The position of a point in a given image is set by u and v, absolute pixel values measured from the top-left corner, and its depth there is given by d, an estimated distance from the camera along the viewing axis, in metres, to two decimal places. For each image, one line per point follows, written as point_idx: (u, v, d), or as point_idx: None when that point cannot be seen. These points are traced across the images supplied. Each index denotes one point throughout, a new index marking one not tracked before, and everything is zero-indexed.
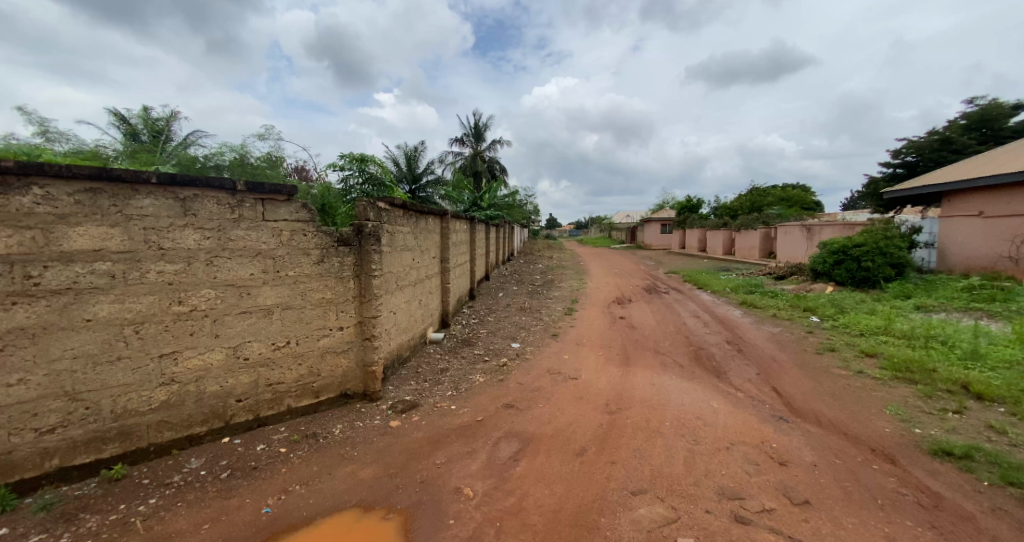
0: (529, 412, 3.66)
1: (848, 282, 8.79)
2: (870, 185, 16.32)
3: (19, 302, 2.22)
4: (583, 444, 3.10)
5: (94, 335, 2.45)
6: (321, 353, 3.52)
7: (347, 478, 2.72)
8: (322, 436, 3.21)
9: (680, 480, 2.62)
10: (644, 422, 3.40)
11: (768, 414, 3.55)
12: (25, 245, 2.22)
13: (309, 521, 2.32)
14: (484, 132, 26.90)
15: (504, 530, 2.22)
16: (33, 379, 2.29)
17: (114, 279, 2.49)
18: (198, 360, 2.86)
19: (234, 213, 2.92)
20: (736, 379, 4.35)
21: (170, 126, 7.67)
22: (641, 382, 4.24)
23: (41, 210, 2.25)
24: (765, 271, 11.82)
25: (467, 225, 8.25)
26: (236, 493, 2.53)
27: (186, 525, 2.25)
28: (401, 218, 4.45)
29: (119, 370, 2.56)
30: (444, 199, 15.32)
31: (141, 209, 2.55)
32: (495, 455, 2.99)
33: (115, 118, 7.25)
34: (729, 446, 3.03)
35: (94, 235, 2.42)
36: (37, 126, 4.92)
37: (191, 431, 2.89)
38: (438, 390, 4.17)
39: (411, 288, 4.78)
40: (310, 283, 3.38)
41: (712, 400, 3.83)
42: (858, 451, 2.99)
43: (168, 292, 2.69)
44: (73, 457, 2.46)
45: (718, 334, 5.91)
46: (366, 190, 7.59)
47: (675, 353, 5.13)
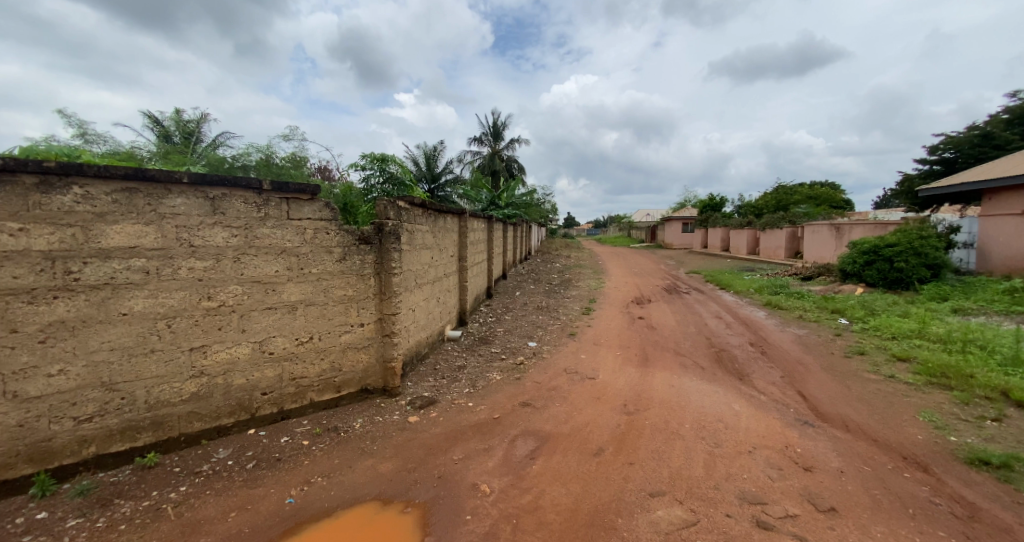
0: (547, 411, 3.65)
1: (879, 284, 8.47)
2: (904, 183, 15.64)
3: (60, 296, 2.34)
4: (601, 444, 3.08)
5: (130, 328, 2.57)
6: (343, 348, 3.59)
7: (366, 471, 2.77)
8: (343, 430, 3.28)
9: (700, 483, 2.57)
10: (663, 424, 3.35)
11: (793, 419, 3.45)
12: (66, 242, 2.33)
13: (330, 513, 2.37)
14: (502, 131, 26.93)
15: (520, 527, 2.23)
16: (73, 369, 2.41)
17: (148, 275, 2.59)
18: (226, 354, 2.95)
19: (260, 211, 3.00)
20: (759, 382, 4.24)
21: (200, 127, 7.99)
22: (660, 384, 4.18)
23: (80, 209, 2.36)
24: (790, 271, 11.49)
25: (485, 224, 8.29)
26: (261, 483, 2.61)
27: (214, 513, 2.33)
28: (420, 217, 4.50)
29: (153, 362, 2.67)
30: (463, 198, 15.43)
31: (173, 208, 2.65)
32: (512, 453, 3.00)
33: (150, 120, 7.63)
34: (751, 450, 2.95)
35: (129, 233, 2.52)
36: (77, 128, 5.21)
37: (219, 422, 2.99)
38: (455, 387, 4.20)
39: (429, 286, 4.82)
40: (332, 281, 3.45)
41: (734, 402, 3.75)
42: (887, 458, 2.88)
43: (198, 288, 2.78)
44: (109, 445, 2.58)
45: (741, 336, 5.76)
46: (386, 189, 7.72)
47: (696, 355, 5.04)
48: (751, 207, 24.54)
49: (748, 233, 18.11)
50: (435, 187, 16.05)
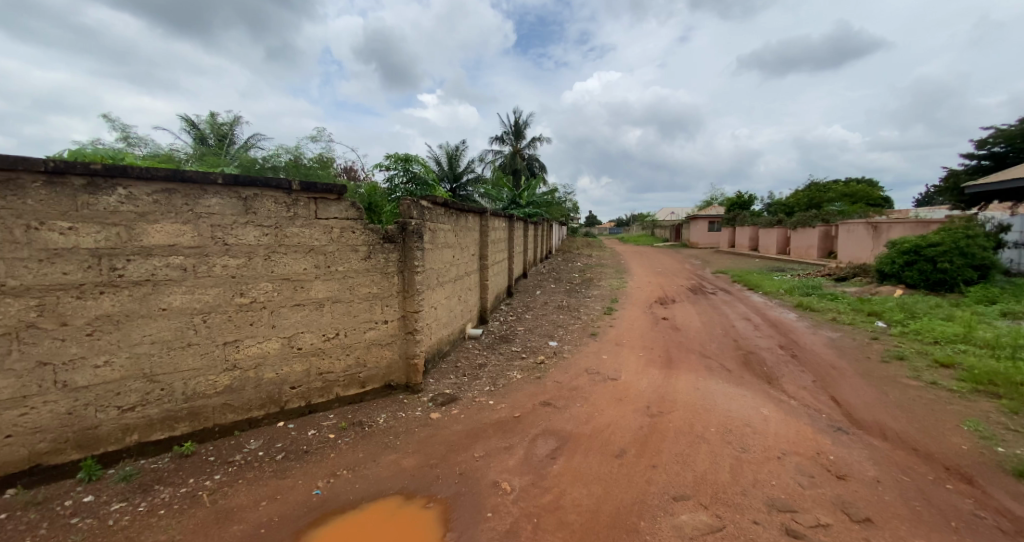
0: (568, 411, 3.63)
1: (920, 285, 8.06)
2: (950, 179, 14.78)
3: (106, 291, 2.47)
4: (623, 446, 3.04)
5: (169, 322, 2.69)
6: (368, 345, 3.67)
7: (390, 466, 2.83)
8: (367, 424, 3.35)
9: (726, 488, 2.51)
10: (688, 427, 3.28)
11: (826, 425, 3.32)
12: (112, 240, 2.46)
13: (355, 505, 2.42)
14: (523, 130, 26.90)
15: (542, 526, 2.22)
16: (117, 361, 2.55)
17: (186, 272, 2.71)
18: (257, 348, 3.06)
19: (290, 211, 3.09)
20: (788, 386, 4.10)
21: (233, 130, 8.31)
22: (685, 386, 4.09)
23: (124, 209, 2.49)
24: (823, 271, 11.06)
25: (506, 222, 8.30)
26: (291, 474, 2.70)
27: (246, 501, 2.42)
28: (442, 216, 4.54)
29: (190, 355, 2.79)
30: (484, 197, 15.50)
31: (208, 207, 2.75)
32: (532, 452, 3.00)
33: (187, 123, 7.99)
34: (781, 456, 2.86)
35: (169, 232, 2.64)
36: (121, 132, 5.50)
37: (250, 415, 3.10)
38: (476, 384, 4.23)
39: (451, 284, 4.87)
40: (357, 278, 3.52)
41: (762, 406, 3.64)
42: (928, 469, 2.73)
43: (231, 284, 2.89)
44: (150, 433, 2.71)
45: (769, 338, 5.58)
46: (409, 188, 7.83)
47: (722, 357, 4.91)
48: (782, 205, 23.69)
49: (778, 232, 17.52)
50: (457, 186, 16.19)
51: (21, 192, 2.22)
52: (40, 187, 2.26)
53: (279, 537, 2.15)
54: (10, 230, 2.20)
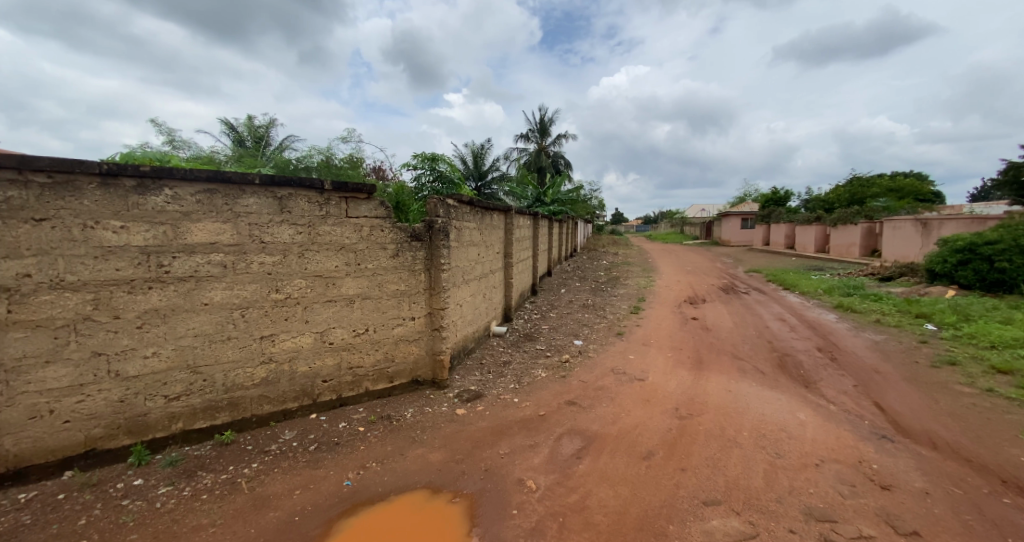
0: (593, 411, 3.59)
1: (976, 286, 7.54)
2: (1010, 171, 13.70)
3: (153, 286, 2.62)
4: (650, 448, 2.98)
5: (211, 317, 2.82)
6: (396, 340, 3.74)
7: (417, 460, 2.87)
8: (395, 418, 3.42)
9: (759, 495, 2.42)
10: (718, 430, 3.19)
11: (868, 432, 3.16)
12: (159, 238, 2.60)
13: (384, 497, 2.48)
14: (548, 127, 26.76)
15: (567, 526, 2.21)
16: (164, 352, 2.69)
17: (226, 268, 2.83)
18: (291, 343, 3.17)
19: (322, 210, 3.18)
20: (827, 390, 3.92)
21: (268, 132, 8.68)
22: (716, 388, 3.98)
23: (171, 208, 2.63)
24: (865, 271, 10.51)
25: (531, 221, 8.29)
26: (323, 464, 2.78)
27: (282, 489, 2.52)
28: (468, 214, 4.57)
29: (230, 348, 2.91)
30: (509, 195, 15.54)
31: (247, 207, 2.87)
32: (558, 451, 2.98)
33: (227, 126, 8.41)
34: (818, 463, 2.74)
35: (210, 230, 2.76)
36: (167, 135, 5.85)
37: (285, 406, 3.22)
38: (501, 382, 4.25)
39: (476, 282, 4.90)
40: (386, 275, 3.60)
41: (797, 411, 3.50)
42: (982, 482, 2.55)
43: (268, 281, 3.01)
44: (193, 421, 2.86)
45: (806, 340, 5.35)
46: (436, 187, 7.96)
47: (755, 359, 4.75)
48: (821, 201, 22.63)
49: (817, 230, 16.79)
50: (482, 185, 16.30)
51: (78, 193, 2.37)
52: (95, 189, 2.41)
53: (312, 526, 2.22)
54: (69, 229, 2.35)
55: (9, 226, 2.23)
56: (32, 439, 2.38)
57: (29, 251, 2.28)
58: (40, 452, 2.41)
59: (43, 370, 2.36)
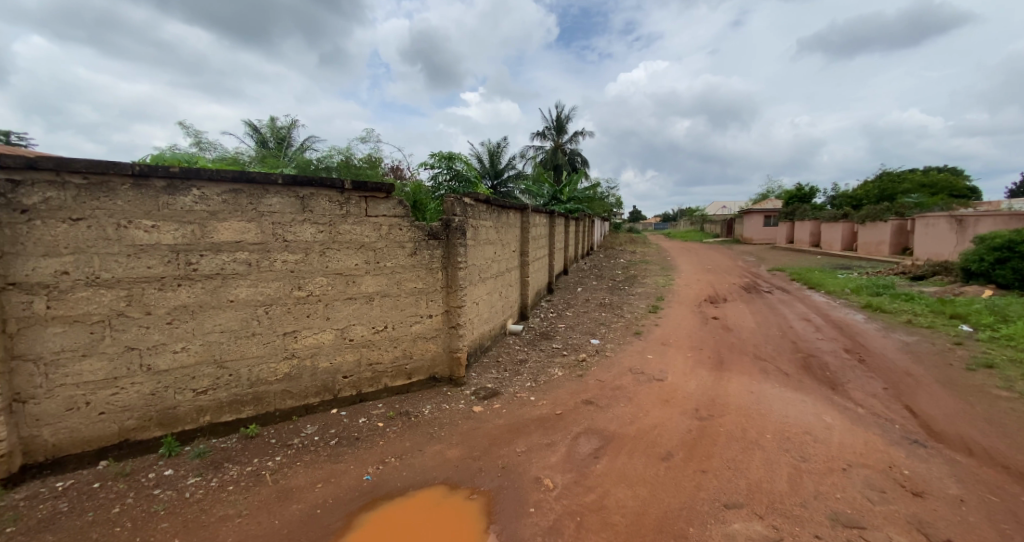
0: (611, 410, 3.56)
1: (1015, 285, 7.20)
2: None
3: (182, 283, 2.70)
4: (670, 449, 2.94)
5: (237, 313, 2.90)
6: (414, 337, 3.79)
7: (435, 456, 2.90)
8: (413, 414, 3.46)
9: (783, 499, 2.37)
10: (740, 432, 3.12)
11: (899, 437, 3.05)
12: (188, 237, 2.69)
13: (403, 492, 2.51)
14: (564, 124, 26.60)
15: (585, 525, 2.20)
16: (192, 347, 2.78)
17: (250, 266, 2.91)
18: (313, 339, 3.24)
19: (342, 209, 3.23)
20: (854, 393, 3.80)
21: (290, 133, 8.90)
22: (737, 389, 3.90)
23: (198, 208, 2.71)
24: (895, 269, 10.14)
25: (547, 219, 8.27)
26: (343, 459, 2.83)
27: (304, 482, 2.58)
28: (484, 212, 4.58)
29: (254, 344, 2.99)
30: (525, 193, 15.55)
31: (270, 206, 2.93)
32: (575, 450, 2.97)
33: (251, 128, 8.66)
34: (845, 468, 2.66)
35: (236, 229, 2.84)
36: (194, 137, 6.07)
37: (307, 401, 3.29)
38: (518, 380, 4.25)
39: (492, 280, 4.92)
40: (404, 274, 3.64)
41: (823, 413, 3.41)
42: (1022, 490, 2.44)
43: (290, 279, 3.08)
44: (220, 415, 2.94)
45: (832, 341, 5.19)
46: (452, 186, 8.02)
47: (779, 360, 4.64)
48: (849, 197, 21.91)
49: (843, 227, 16.29)
50: (498, 183, 16.33)
51: (112, 194, 2.46)
52: (128, 189, 2.50)
53: (334, 518, 2.27)
54: (104, 228, 2.45)
55: (48, 225, 2.33)
56: (70, 430, 2.49)
57: (67, 249, 2.38)
58: (77, 442, 2.52)
59: (80, 363, 2.47)
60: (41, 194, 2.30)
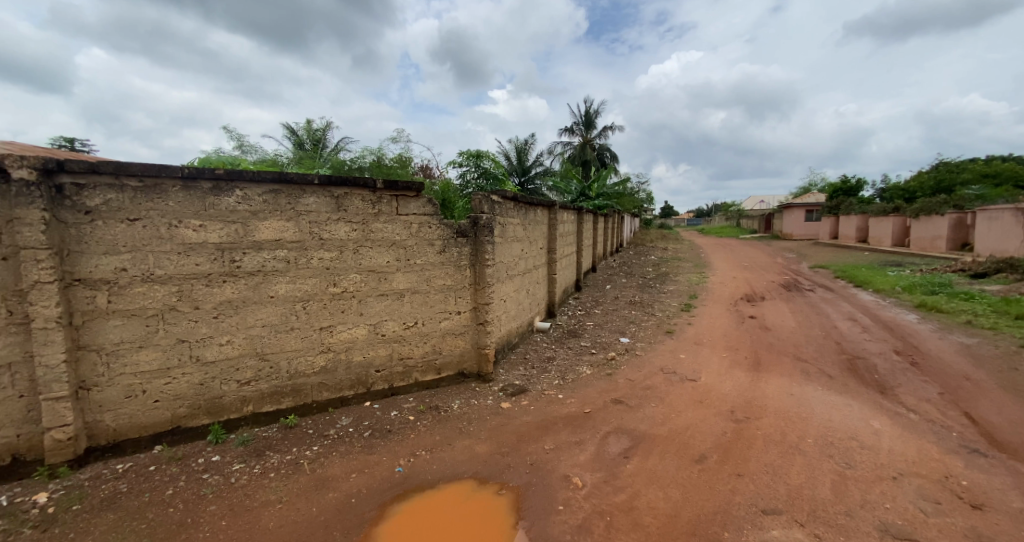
0: (641, 411, 3.50)
1: None
2: None
3: (227, 280, 2.85)
4: (703, 451, 2.86)
5: (277, 308, 3.03)
6: (443, 334, 3.85)
7: (464, 450, 2.94)
8: (443, 409, 3.51)
9: (826, 507, 2.26)
10: (779, 436, 3.00)
11: (956, 445, 2.84)
12: (232, 235, 2.83)
13: (433, 485, 2.56)
14: (592, 120, 26.25)
15: (615, 526, 2.18)
16: (236, 340, 2.93)
17: (289, 263, 3.03)
18: (347, 334, 3.34)
19: (375, 208, 3.32)
20: (905, 398, 3.57)
21: (325, 135, 9.24)
22: (775, 391, 3.75)
23: (241, 208, 2.84)
24: (954, 266, 9.42)
25: (575, 216, 8.20)
26: (376, 450, 2.91)
27: (340, 472, 2.67)
28: (512, 210, 4.60)
29: (293, 338, 3.12)
30: (552, 190, 15.48)
31: (307, 206, 3.04)
32: (605, 449, 2.94)
33: (289, 131, 9.05)
34: (896, 476, 2.51)
35: (275, 228, 2.96)
36: (237, 141, 6.42)
37: (342, 394, 3.41)
38: (545, 377, 4.24)
39: (519, 277, 4.93)
40: (434, 271, 3.70)
41: (869, 418, 3.22)
42: None
43: (326, 275, 3.19)
44: (262, 405, 3.09)
45: (881, 343, 4.89)
46: (480, 184, 8.08)
47: (821, 361, 4.42)
48: (900, 189, 20.53)
49: (894, 221, 15.32)
50: (525, 180, 16.32)
51: (164, 195, 2.62)
52: (178, 191, 2.65)
53: (368, 508, 2.34)
54: (157, 228, 2.61)
55: (108, 225, 2.50)
56: (128, 416, 2.68)
57: (125, 247, 2.55)
58: (135, 427, 2.71)
59: (137, 354, 2.65)
60: (102, 196, 2.47)
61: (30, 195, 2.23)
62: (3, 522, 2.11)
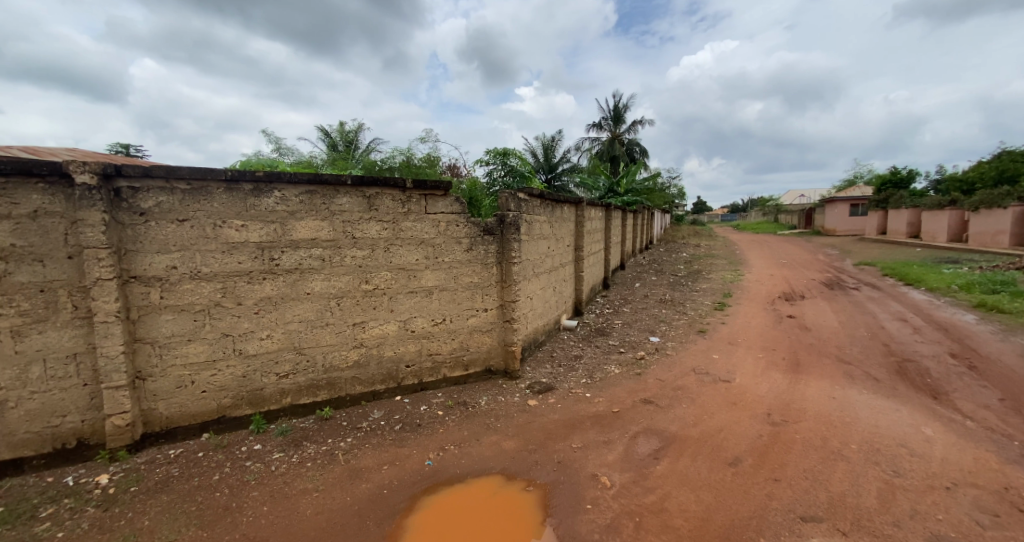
0: (672, 411, 3.43)
1: None
2: None
3: (267, 277, 2.99)
4: (737, 455, 2.77)
5: (313, 304, 3.15)
6: (470, 330, 3.89)
7: (492, 446, 2.97)
8: (470, 405, 3.56)
9: (871, 516, 2.14)
10: (820, 441, 2.87)
11: (1019, 455, 2.63)
12: (271, 235, 2.96)
13: (462, 479, 2.60)
14: (620, 114, 25.77)
15: (644, 527, 2.15)
16: (275, 335, 3.07)
17: (324, 261, 3.14)
18: (378, 330, 3.44)
19: (404, 207, 3.39)
20: (962, 404, 3.34)
21: (357, 136, 9.51)
22: (816, 393, 3.59)
23: (280, 208, 2.96)
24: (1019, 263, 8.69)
25: (603, 212, 8.10)
26: (407, 444, 2.99)
27: (372, 464, 2.75)
28: (538, 208, 4.59)
29: (328, 333, 3.24)
30: (579, 187, 15.33)
31: (341, 206, 3.14)
32: (634, 450, 2.90)
33: (324, 133, 9.38)
34: (949, 486, 2.35)
35: (311, 228, 3.07)
36: (275, 144, 6.72)
37: (374, 388, 3.51)
38: (573, 376, 4.22)
39: (546, 275, 4.92)
40: (461, 268, 3.75)
41: (919, 425, 3.03)
42: None
43: (359, 273, 3.28)
44: (299, 397, 3.23)
45: (935, 345, 4.58)
46: (507, 181, 8.11)
47: (866, 363, 4.19)
48: (957, 181, 19.11)
49: (949, 217, 14.35)
50: (552, 177, 16.27)
51: (210, 197, 2.77)
52: (222, 193, 2.79)
53: (399, 499, 2.40)
54: (203, 228, 2.76)
55: (160, 225, 2.67)
56: (179, 404, 2.86)
57: (175, 246, 2.71)
58: (185, 415, 2.89)
59: (186, 346, 2.81)
60: (155, 198, 2.63)
61: (91, 198, 2.40)
62: (70, 500, 2.30)
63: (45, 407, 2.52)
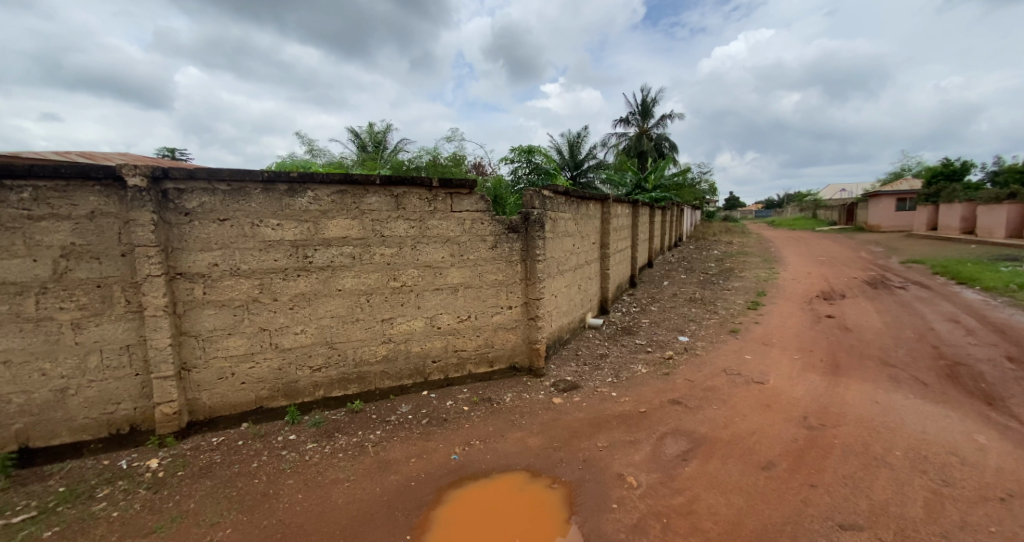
0: (701, 412, 3.35)
1: None
2: None
3: (301, 274, 3.10)
4: (771, 458, 2.68)
5: (344, 300, 3.25)
6: (495, 327, 3.92)
7: (517, 443, 2.99)
8: (495, 401, 3.59)
9: (916, 526, 2.03)
10: (860, 447, 2.74)
11: None
12: (304, 233, 3.07)
13: (487, 474, 2.63)
14: (647, 109, 25.21)
15: (672, 528, 2.11)
16: (309, 330, 3.18)
17: (354, 259, 3.23)
18: (406, 326, 3.51)
19: (431, 205, 3.44)
20: (1020, 411, 3.10)
21: (386, 136, 9.71)
22: (856, 397, 3.42)
23: (313, 207, 3.07)
24: None
25: (630, 209, 7.96)
26: (434, 438, 3.04)
27: (400, 456, 2.82)
28: (563, 205, 4.56)
29: (358, 328, 3.34)
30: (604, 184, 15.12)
31: (370, 205, 3.22)
32: (661, 450, 2.85)
33: (354, 134, 9.64)
34: (1004, 498, 2.20)
35: (342, 226, 3.17)
36: (308, 147, 6.95)
37: (402, 382, 3.59)
38: (598, 374, 4.19)
39: (571, 272, 4.89)
40: (486, 266, 3.77)
41: (972, 432, 2.84)
42: None
43: (387, 270, 3.36)
44: (331, 390, 3.34)
45: (990, 348, 4.27)
46: (532, 179, 8.09)
47: (912, 366, 3.96)
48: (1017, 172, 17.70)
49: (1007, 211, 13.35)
50: (576, 174, 16.13)
51: (248, 198, 2.90)
52: (259, 193, 2.92)
53: (426, 492, 2.45)
54: (242, 227, 2.90)
55: (203, 225, 2.81)
56: (220, 395, 3.01)
57: (216, 245, 2.85)
58: (226, 405, 3.03)
59: (227, 340, 2.96)
60: (198, 198, 2.78)
61: (142, 199, 2.56)
62: (124, 482, 2.47)
63: (101, 395, 2.71)
